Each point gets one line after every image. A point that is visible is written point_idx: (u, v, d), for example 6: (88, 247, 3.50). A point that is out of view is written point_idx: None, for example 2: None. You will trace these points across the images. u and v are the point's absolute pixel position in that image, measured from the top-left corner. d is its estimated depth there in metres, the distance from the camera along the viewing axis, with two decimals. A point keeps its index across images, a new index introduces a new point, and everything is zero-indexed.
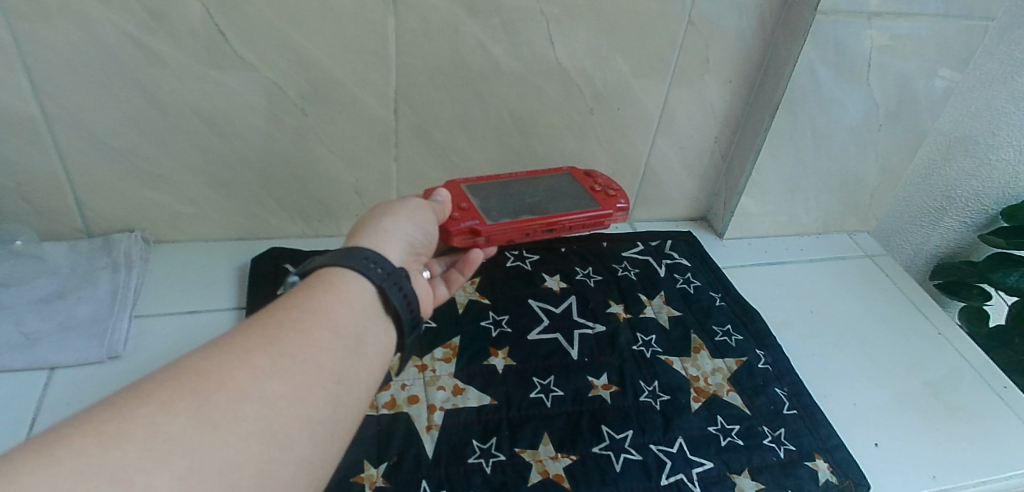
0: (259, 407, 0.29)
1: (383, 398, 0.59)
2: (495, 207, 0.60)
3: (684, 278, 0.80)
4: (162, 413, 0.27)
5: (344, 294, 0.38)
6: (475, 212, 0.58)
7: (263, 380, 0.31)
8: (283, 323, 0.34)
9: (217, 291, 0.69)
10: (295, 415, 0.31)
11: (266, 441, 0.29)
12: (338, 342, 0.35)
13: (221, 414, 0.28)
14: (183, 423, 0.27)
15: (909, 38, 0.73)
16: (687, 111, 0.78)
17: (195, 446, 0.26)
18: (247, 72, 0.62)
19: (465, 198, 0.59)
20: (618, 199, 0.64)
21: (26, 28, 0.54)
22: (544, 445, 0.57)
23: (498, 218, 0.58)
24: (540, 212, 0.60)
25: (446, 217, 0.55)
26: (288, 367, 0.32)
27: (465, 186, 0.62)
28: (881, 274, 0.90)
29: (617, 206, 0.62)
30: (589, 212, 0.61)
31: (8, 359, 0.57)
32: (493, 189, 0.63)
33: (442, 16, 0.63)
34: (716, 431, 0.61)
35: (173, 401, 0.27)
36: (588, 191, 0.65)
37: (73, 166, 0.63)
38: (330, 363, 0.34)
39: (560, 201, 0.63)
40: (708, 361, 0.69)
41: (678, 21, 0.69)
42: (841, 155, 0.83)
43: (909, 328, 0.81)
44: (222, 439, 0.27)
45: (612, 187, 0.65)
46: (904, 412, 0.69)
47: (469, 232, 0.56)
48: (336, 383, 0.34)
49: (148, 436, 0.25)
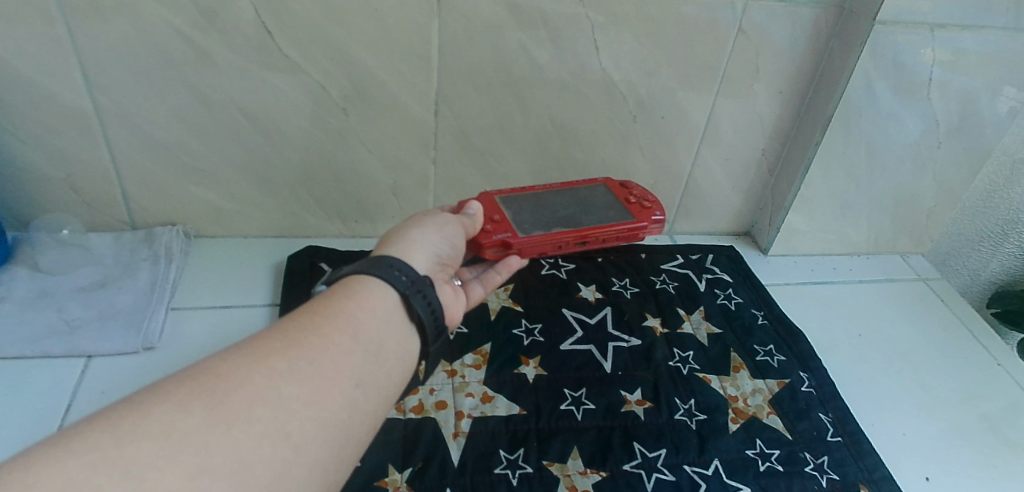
0: (275, 409, 0.29)
1: (411, 402, 0.58)
2: (527, 219, 0.58)
3: (725, 294, 0.77)
4: (177, 411, 0.26)
5: (366, 299, 0.37)
6: (507, 225, 0.57)
7: (280, 381, 0.30)
8: (302, 327, 0.34)
9: (253, 287, 0.69)
10: (312, 418, 0.30)
11: (279, 442, 0.28)
12: (358, 348, 0.34)
13: (235, 414, 0.28)
14: (197, 421, 0.26)
15: (973, 53, 0.69)
16: (734, 121, 0.76)
17: (208, 443, 0.26)
18: (293, 73, 0.62)
19: (497, 209, 0.58)
20: (654, 210, 0.62)
21: (82, 25, 0.56)
22: (573, 459, 0.55)
23: (530, 230, 0.56)
24: (574, 224, 0.59)
25: (477, 230, 0.55)
26: (306, 370, 0.31)
27: (498, 196, 0.61)
28: (936, 299, 0.85)
29: (653, 218, 0.61)
30: (623, 224, 0.59)
31: (48, 345, 0.58)
32: (527, 199, 0.62)
33: (486, 19, 0.62)
34: (755, 455, 0.58)
35: (189, 400, 0.27)
36: (622, 202, 0.63)
37: (120, 159, 0.65)
38: (347, 366, 0.33)
39: (594, 212, 0.61)
40: (748, 381, 0.66)
41: (728, 28, 0.67)
42: (896, 172, 0.79)
43: (965, 358, 0.76)
44: (233, 438, 0.27)
45: (647, 198, 0.63)
46: (958, 444, 0.64)
47: (501, 245, 0.55)
48: (354, 387, 0.33)
49: (163, 433, 0.25)
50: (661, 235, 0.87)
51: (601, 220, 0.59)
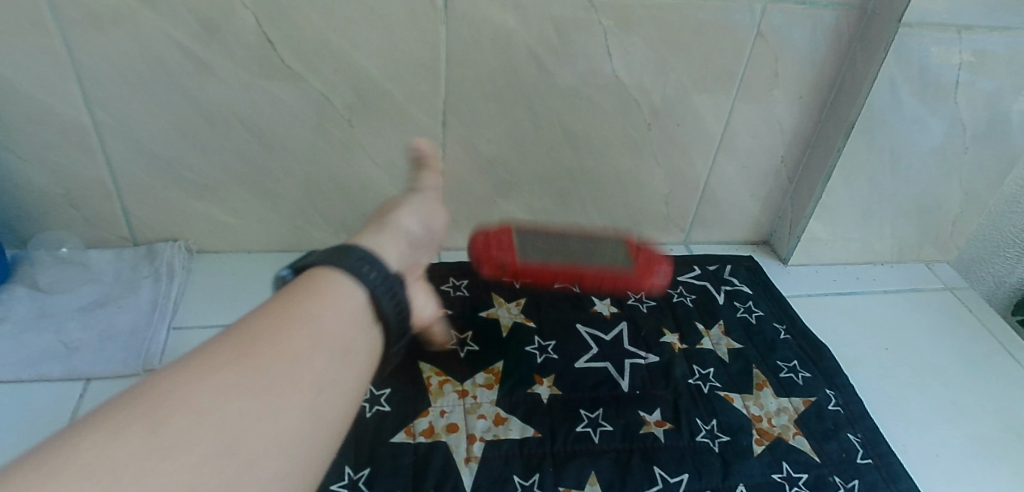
0: (224, 429, 0.25)
1: (420, 425, 0.55)
2: (535, 245, 0.58)
3: (745, 307, 0.74)
4: (104, 444, 0.22)
5: (327, 296, 0.34)
6: (515, 247, 0.57)
7: (224, 398, 0.26)
8: (250, 332, 0.30)
9: (258, 305, 0.67)
10: (265, 436, 0.27)
11: (228, 464, 0.25)
12: (318, 353, 0.31)
13: (173, 437, 0.24)
14: (131, 450, 0.23)
15: (1002, 54, 0.67)
16: (752, 128, 0.73)
17: (142, 475, 0.22)
18: (297, 84, 0.61)
19: (511, 232, 0.59)
20: (659, 271, 0.58)
21: (79, 38, 0.54)
22: (590, 485, 0.52)
23: (531, 255, 0.56)
24: (574, 256, 0.57)
25: (481, 244, 0.58)
26: (256, 380, 0.28)
27: (521, 223, 0.61)
28: (964, 309, 0.81)
29: (653, 279, 0.57)
30: (621, 269, 0.56)
31: (46, 368, 0.56)
32: (544, 230, 0.61)
33: (495, 26, 0.60)
34: (782, 479, 0.55)
35: (119, 428, 0.23)
36: (632, 250, 0.60)
37: (120, 174, 0.63)
38: (304, 374, 0.30)
39: (599, 251, 0.59)
40: (772, 399, 0.63)
41: (746, 33, 0.65)
42: (921, 179, 0.76)
43: (998, 371, 0.72)
44: (173, 466, 0.23)
45: (657, 258, 0.60)
46: (996, 464, 0.61)
47: (500, 265, 0.56)
48: (312, 396, 0.30)
49: (88, 470, 0.21)
50: (677, 244, 0.84)
51: (592, 252, 0.58)
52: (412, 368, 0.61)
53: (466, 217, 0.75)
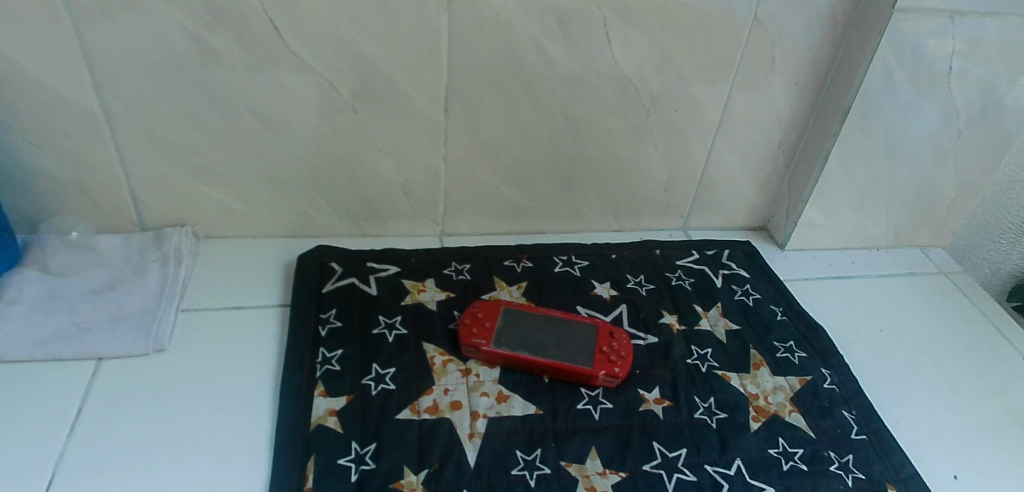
0: None
1: (425, 403, 0.57)
2: (510, 334, 0.63)
3: (742, 290, 0.75)
4: None
5: None
6: (490, 333, 0.62)
7: None
8: None
9: (264, 288, 0.68)
10: None
11: None
12: None
13: None
14: None
15: (995, 41, 0.68)
16: (749, 114, 0.75)
17: None
18: (302, 70, 0.62)
19: (492, 317, 0.64)
20: (617, 366, 0.60)
21: (89, 25, 0.55)
22: (591, 460, 0.53)
23: (502, 344, 0.61)
24: (541, 350, 0.61)
25: (462, 324, 0.63)
26: None
27: (505, 307, 0.65)
28: (957, 292, 0.83)
29: (607, 374, 0.60)
30: (574, 367, 0.59)
31: (58, 347, 0.57)
32: (524, 318, 0.65)
33: (496, 14, 0.61)
34: (777, 454, 0.56)
35: None
36: (594, 347, 0.62)
37: (129, 159, 0.64)
38: None
39: (564, 344, 0.62)
40: (769, 378, 0.64)
41: (743, 19, 0.66)
42: (915, 164, 0.78)
43: (990, 352, 0.74)
44: None
45: (619, 354, 0.62)
46: (985, 441, 0.62)
47: (474, 345, 0.61)
48: None
49: None
50: (675, 230, 0.86)
51: (562, 357, 0.60)
52: (416, 348, 0.62)
53: (468, 203, 0.76)
